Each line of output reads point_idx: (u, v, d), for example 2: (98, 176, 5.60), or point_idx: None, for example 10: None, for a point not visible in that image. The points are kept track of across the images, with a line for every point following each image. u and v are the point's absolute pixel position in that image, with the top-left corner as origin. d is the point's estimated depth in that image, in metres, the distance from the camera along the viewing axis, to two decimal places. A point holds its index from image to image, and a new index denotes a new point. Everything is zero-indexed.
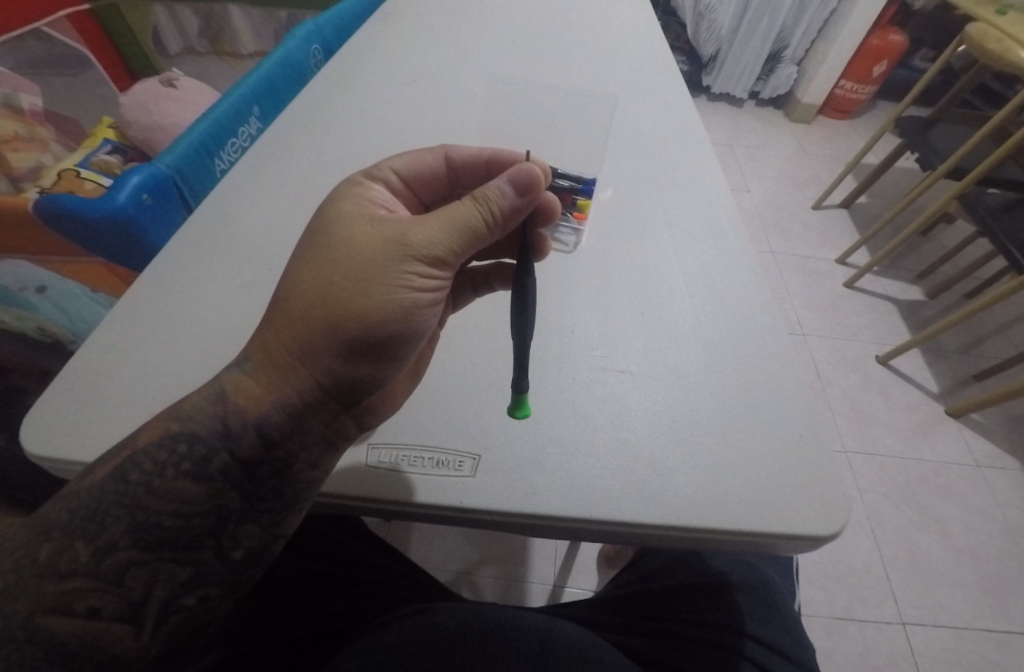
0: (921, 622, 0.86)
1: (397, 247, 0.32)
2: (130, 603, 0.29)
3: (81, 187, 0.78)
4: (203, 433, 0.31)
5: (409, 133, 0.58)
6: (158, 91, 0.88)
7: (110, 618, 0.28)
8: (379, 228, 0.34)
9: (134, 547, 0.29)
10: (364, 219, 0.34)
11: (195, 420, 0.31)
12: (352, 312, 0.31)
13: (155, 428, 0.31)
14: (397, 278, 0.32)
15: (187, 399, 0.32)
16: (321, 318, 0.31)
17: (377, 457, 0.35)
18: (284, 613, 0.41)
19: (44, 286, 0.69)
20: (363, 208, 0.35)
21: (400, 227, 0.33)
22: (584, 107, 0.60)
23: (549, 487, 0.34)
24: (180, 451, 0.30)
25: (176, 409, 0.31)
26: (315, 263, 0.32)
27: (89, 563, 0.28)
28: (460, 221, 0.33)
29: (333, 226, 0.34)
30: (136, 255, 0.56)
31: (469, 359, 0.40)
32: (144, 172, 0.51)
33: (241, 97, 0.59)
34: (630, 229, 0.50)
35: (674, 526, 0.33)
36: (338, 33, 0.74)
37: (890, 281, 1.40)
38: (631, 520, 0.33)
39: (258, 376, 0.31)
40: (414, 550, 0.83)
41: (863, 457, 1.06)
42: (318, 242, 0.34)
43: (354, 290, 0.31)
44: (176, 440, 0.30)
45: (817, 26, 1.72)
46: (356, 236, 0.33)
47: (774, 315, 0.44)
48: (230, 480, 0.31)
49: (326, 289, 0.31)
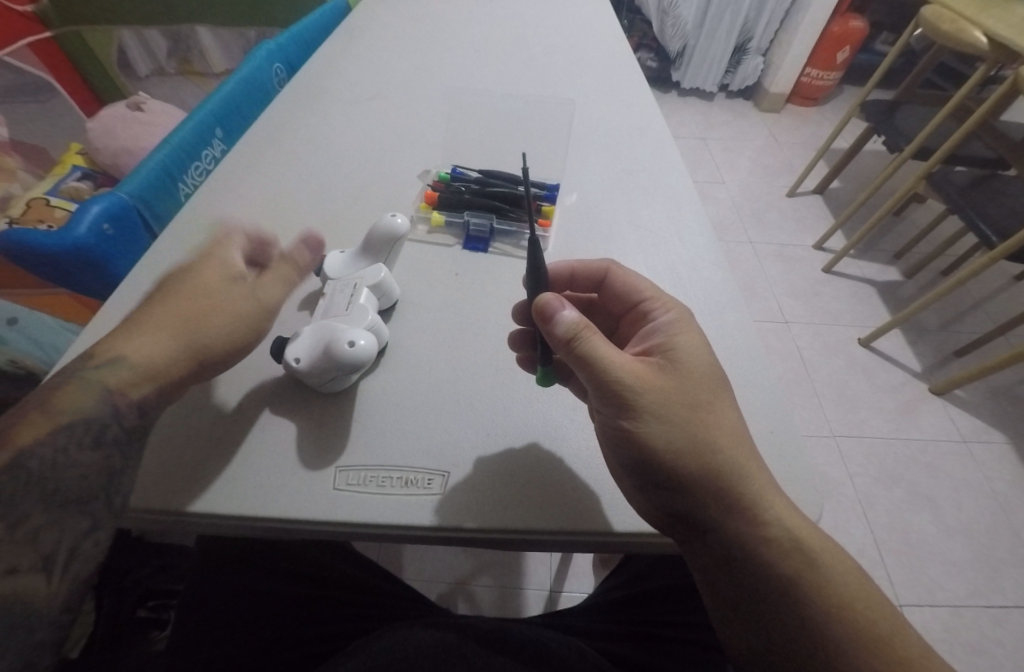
0: (918, 603, 0.87)
1: (249, 302, 0.37)
2: (45, 556, 0.24)
3: (51, 216, 0.79)
4: (93, 414, 0.29)
5: (373, 147, 0.58)
6: (126, 114, 0.87)
7: (29, 572, 0.24)
8: (227, 270, 0.38)
9: (48, 507, 0.26)
10: (213, 279, 0.37)
11: (82, 409, 0.29)
12: (222, 342, 0.34)
13: (33, 423, 0.28)
14: (255, 321, 0.37)
15: (58, 402, 0.29)
16: (155, 338, 0.33)
17: (346, 479, 0.32)
18: (269, 646, 0.40)
19: (13, 319, 0.67)
20: (207, 267, 0.37)
21: (247, 289, 0.38)
22: (545, 116, 0.62)
23: (513, 505, 0.32)
24: (73, 434, 0.28)
25: (48, 406, 0.29)
26: (166, 293, 0.35)
27: (3, 530, 0.24)
28: (284, 277, 0.41)
29: (196, 263, 0.38)
30: (101, 284, 0.54)
31: (441, 374, 0.39)
32: (104, 201, 0.50)
33: (202, 121, 0.58)
34: (596, 231, 0.51)
35: (633, 530, 0.32)
36: (300, 48, 0.74)
37: (867, 263, 1.43)
38: (615, 528, 0.32)
39: (138, 375, 0.31)
40: (407, 566, 0.82)
41: (851, 441, 1.07)
42: (175, 276, 0.37)
43: (225, 332, 0.35)
44: (67, 428, 0.28)
45: (778, 18, 1.75)
46: (206, 275, 0.37)
47: (742, 311, 0.44)
48: (119, 444, 0.30)
49: (169, 313, 0.34)
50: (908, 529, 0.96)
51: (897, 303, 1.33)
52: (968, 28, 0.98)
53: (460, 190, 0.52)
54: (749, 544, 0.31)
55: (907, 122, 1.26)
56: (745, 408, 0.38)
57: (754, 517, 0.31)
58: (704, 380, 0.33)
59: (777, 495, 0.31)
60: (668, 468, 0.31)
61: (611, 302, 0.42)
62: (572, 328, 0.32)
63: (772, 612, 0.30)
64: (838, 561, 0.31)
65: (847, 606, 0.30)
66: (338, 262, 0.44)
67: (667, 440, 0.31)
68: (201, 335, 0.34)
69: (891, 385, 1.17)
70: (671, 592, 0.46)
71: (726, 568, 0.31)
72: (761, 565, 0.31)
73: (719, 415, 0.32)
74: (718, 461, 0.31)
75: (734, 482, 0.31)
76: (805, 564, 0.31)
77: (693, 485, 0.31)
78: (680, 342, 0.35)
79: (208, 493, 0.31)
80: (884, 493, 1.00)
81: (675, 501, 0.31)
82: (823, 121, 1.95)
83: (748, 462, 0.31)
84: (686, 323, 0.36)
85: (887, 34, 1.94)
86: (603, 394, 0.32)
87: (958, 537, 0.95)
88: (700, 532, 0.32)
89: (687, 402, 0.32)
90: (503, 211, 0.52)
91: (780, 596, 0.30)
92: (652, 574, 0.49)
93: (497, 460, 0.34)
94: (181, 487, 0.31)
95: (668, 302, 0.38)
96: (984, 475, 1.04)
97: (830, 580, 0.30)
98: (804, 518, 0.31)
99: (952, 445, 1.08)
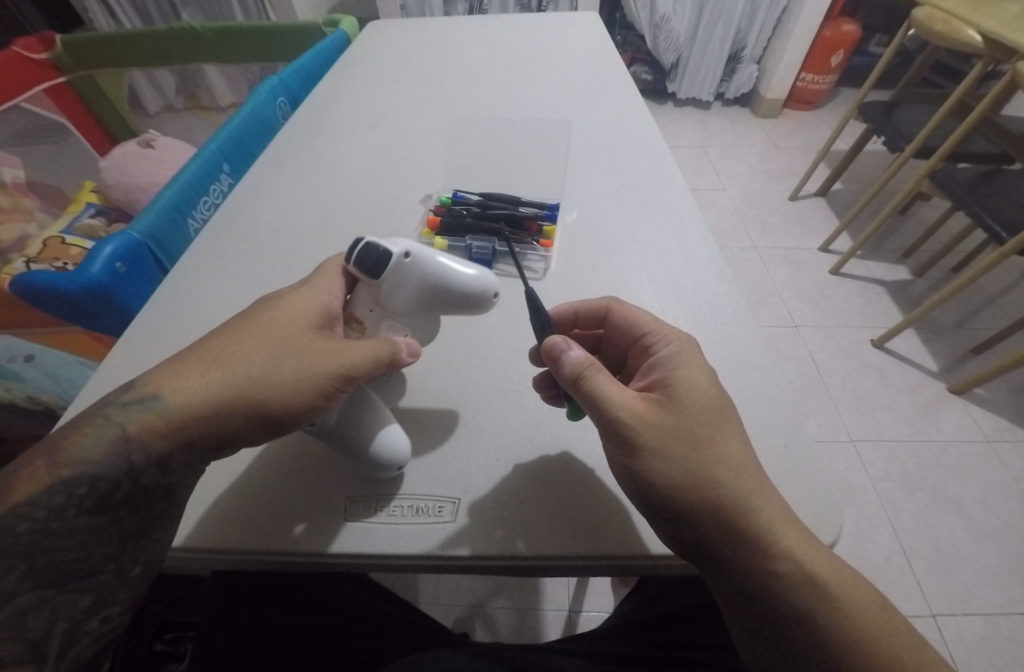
0: (952, 612, 0.84)
1: (312, 377, 0.31)
2: (35, 642, 0.25)
3: (67, 254, 0.82)
4: (102, 470, 0.28)
5: (375, 173, 0.59)
6: (137, 152, 0.89)
7: (16, 662, 0.24)
8: (320, 320, 0.34)
9: (40, 585, 0.25)
10: (288, 336, 0.32)
11: (92, 459, 0.28)
12: (270, 401, 0.30)
13: (35, 474, 0.27)
14: (310, 394, 0.31)
15: (71, 447, 0.28)
16: (217, 376, 0.30)
17: (357, 510, 0.33)
18: None
19: (31, 356, 0.69)
20: (293, 320, 0.33)
21: (318, 359, 0.31)
22: (542, 139, 0.63)
23: (529, 537, 0.31)
24: (80, 492, 0.27)
25: (56, 457, 0.28)
26: (251, 325, 0.33)
27: None
28: (372, 359, 0.33)
29: (290, 298, 0.34)
30: (113, 320, 0.55)
31: (444, 395, 0.39)
32: (117, 241, 0.51)
33: (210, 157, 0.60)
34: (599, 248, 0.51)
35: (655, 555, 0.31)
36: (303, 82, 0.76)
37: (876, 264, 1.41)
38: (652, 551, 0.31)
39: (167, 415, 0.29)
40: (422, 592, 0.81)
41: (870, 445, 1.05)
42: (265, 307, 0.34)
43: (276, 395, 0.30)
44: (70, 485, 0.27)
45: (770, 26, 1.77)
46: (297, 318, 0.33)
47: (748, 321, 0.44)
48: (128, 505, 0.28)
49: (246, 352, 0.31)
50: (936, 535, 0.93)
51: (908, 302, 1.32)
52: (961, 28, 0.98)
53: (462, 212, 0.53)
54: (759, 577, 0.29)
55: (906, 122, 1.26)
56: (756, 423, 0.37)
57: (765, 548, 0.29)
58: (707, 416, 0.31)
59: (788, 525, 0.29)
60: (672, 504, 0.30)
61: (614, 339, 0.41)
62: (578, 368, 0.32)
63: (794, 643, 0.28)
64: (860, 595, 0.29)
65: (870, 645, 0.27)
66: (401, 296, 0.36)
67: (672, 480, 0.30)
68: (256, 392, 0.30)
69: (907, 385, 1.15)
70: (688, 611, 0.45)
71: (743, 597, 0.30)
72: (778, 596, 0.29)
73: (724, 451, 0.30)
74: (723, 497, 0.29)
75: (741, 518, 0.29)
76: (823, 600, 0.28)
77: (705, 519, 0.29)
78: (681, 375, 0.33)
79: (227, 532, 0.32)
80: (908, 498, 0.97)
81: (680, 534, 0.30)
82: (821, 124, 1.95)
83: (756, 496, 0.29)
84: (689, 354, 0.35)
85: (880, 36, 1.94)
86: (612, 436, 0.31)
87: (989, 543, 0.92)
88: (716, 565, 0.30)
89: (689, 440, 0.30)
90: (504, 234, 0.52)
91: (798, 632, 0.28)
92: (668, 595, 0.48)
93: (516, 483, 0.34)
94: (207, 527, 0.32)
95: (669, 333, 0.37)
96: (1011, 476, 1.01)
97: (848, 606, 0.28)
98: (821, 550, 0.29)
99: (975, 446, 1.05)
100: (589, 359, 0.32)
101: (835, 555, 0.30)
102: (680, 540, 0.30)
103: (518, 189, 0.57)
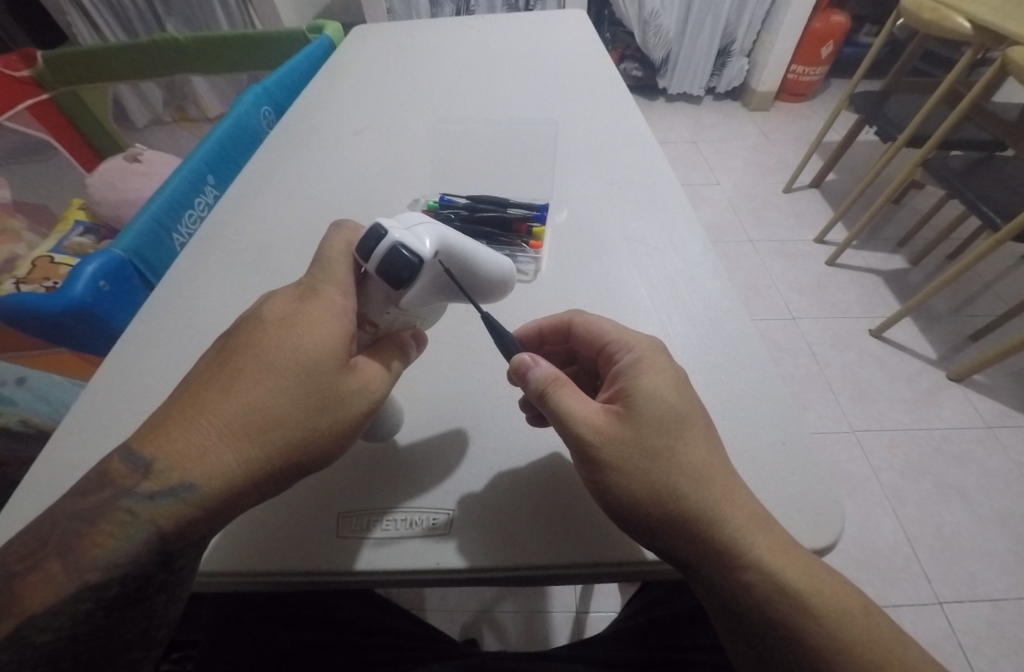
0: (959, 600, 0.84)
1: (342, 420, 0.29)
2: None
3: (56, 273, 0.81)
4: (135, 568, 0.25)
5: (363, 179, 0.58)
6: (124, 167, 0.89)
7: None
8: (343, 346, 0.30)
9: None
10: (302, 375, 0.28)
11: (121, 558, 0.25)
12: (306, 456, 0.28)
13: (52, 580, 0.24)
14: (345, 436, 0.29)
15: (92, 549, 0.24)
16: (244, 442, 0.26)
17: (350, 526, 0.32)
18: None
19: (22, 378, 0.68)
20: (302, 353, 0.28)
21: (343, 399, 0.29)
22: (532, 140, 0.63)
23: (538, 555, 0.31)
24: (107, 594, 0.24)
25: (76, 561, 0.24)
26: (260, 368, 0.28)
27: None
28: (392, 378, 0.32)
29: (297, 322, 0.29)
30: (99, 339, 0.54)
31: (438, 405, 0.39)
32: (100, 259, 0.50)
33: (193, 168, 0.60)
34: (590, 249, 0.50)
35: (646, 561, 0.31)
36: (286, 89, 0.75)
37: (871, 253, 1.41)
38: (642, 557, 0.31)
39: (195, 500, 0.26)
40: (428, 599, 0.80)
41: (873, 435, 1.04)
42: (268, 336, 0.29)
43: (310, 449, 0.28)
44: (97, 589, 0.24)
45: (759, 19, 1.77)
46: (314, 350, 0.28)
47: (744, 317, 0.43)
48: (158, 588, 0.26)
49: (270, 409, 0.27)
50: (941, 522, 0.92)
51: (905, 291, 1.31)
52: (952, 15, 0.97)
53: (451, 218, 0.53)
54: (729, 585, 0.29)
55: (898, 111, 1.25)
56: (754, 422, 0.37)
57: (740, 558, 0.28)
58: (668, 426, 0.30)
59: (765, 535, 0.28)
60: (637, 516, 0.29)
61: (581, 351, 0.39)
62: (542, 383, 0.31)
63: (779, 653, 0.28)
64: (838, 603, 0.28)
65: (848, 653, 0.27)
66: (425, 290, 0.32)
67: (635, 494, 0.29)
68: (288, 452, 0.27)
69: (908, 374, 1.15)
70: (697, 613, 0.44)
71: (726, 609, 0.29)
72: (761, 607, 0.28)
73: (690, 460, 0.29)
74: (686, 508, 0.28)
75: (705, 527, 0.28)
76: (802, 610, 0.27)
77: (683, 532, 0.29)
78: (643, 383, 0.31)
79: (217, 554, 0.31)
80: (911, 486, 0.97)
81: (645, 543, 0.30)
82: (813, 116, 1.95)
83: (723, 505, 0.28)
84: (653, 358, 0.33)
85: (870, 26, 1.94)
86: (586, 459, 0.30)
87: (994, 529, 0.91)
88: (698, 576, 0.30)
89: (649, 454, 0.29)
90: (494, 237, 0.52)
91: (782, 641, 0.28)
92: (674, 597, 0.47)
93: (518, 493, 0.33)
94: (220, 553, 0.31)
95: (632, 339, 0.35)
96: (1013, 461, 1.01)
97: (832, 615, 0.27)
98: (799, 557, 0.28)
99: (977, 433, 1.05)
100: (550, 372, 0.31)
101: (816, 559, 0.29)
102: (663, 553, 0.30)
103: (508, 191, 0.56)
